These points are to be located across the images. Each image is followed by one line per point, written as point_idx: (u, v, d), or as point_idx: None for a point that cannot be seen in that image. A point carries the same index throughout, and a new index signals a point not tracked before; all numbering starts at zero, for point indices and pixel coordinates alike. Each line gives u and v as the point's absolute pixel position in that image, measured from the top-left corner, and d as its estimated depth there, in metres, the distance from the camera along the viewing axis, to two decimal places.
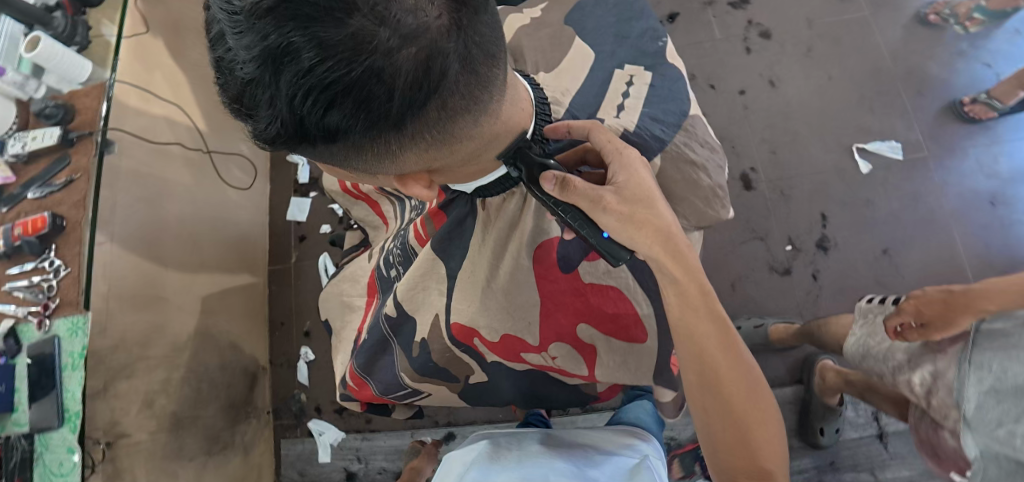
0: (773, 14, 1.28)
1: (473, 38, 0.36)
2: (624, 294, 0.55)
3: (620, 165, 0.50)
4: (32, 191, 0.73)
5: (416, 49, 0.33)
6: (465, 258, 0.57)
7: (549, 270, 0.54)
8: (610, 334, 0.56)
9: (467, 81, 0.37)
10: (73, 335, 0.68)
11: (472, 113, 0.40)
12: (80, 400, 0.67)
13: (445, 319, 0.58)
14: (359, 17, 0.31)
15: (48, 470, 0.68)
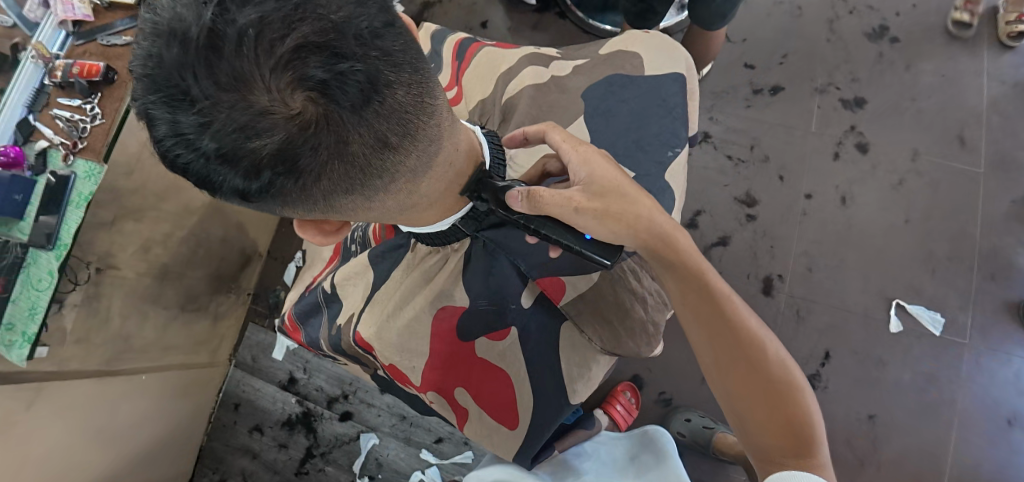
0: (880, 130, 1.18)
1: (340, 138, 0.37)
2: (511, 381, 0.60)
3: (576, 161, 0.54)
4: (101, 38, 0.78)
5: (259, 143, 0.35)
6: (391, 280, 0.62)
7: (447, 331, 0.59)
8: (485, 409, 0.61)
9: (332, 173, 0.38)
10: (86, 179, 0.75)
11: (348, 196, 0.41)
12: (74, 234, 0.75)
13: (355, 325, 0.62)
14: (205, 106, 0.33)
15: (32, 281, 0.74)
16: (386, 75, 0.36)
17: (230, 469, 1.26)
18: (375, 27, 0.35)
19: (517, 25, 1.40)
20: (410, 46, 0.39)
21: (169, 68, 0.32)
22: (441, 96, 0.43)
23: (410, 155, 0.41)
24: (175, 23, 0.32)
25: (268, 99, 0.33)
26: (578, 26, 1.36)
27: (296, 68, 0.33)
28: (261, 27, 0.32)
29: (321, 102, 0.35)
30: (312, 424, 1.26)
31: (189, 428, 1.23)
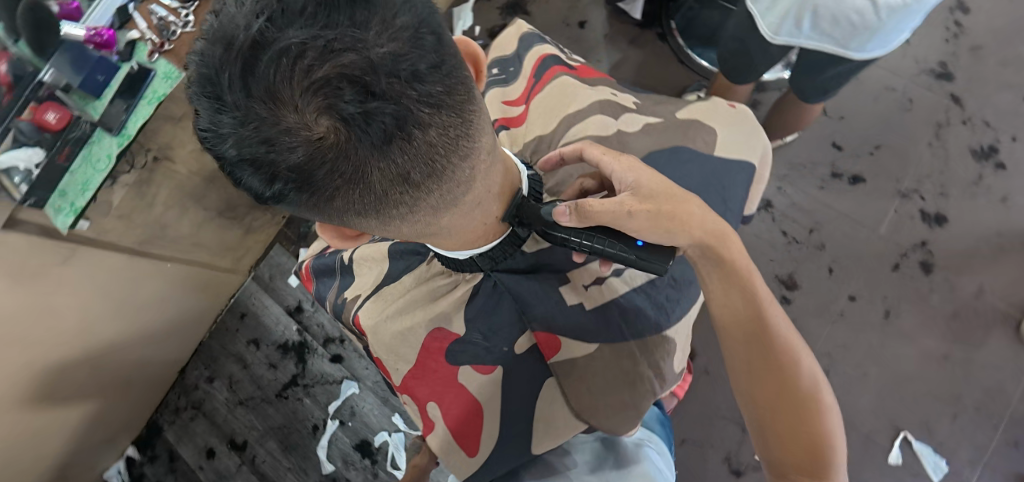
0: (951, 255, 1.10)
1: (357, 168, 0.36)
2: (480, 413, 0.60)
3: (619, 169, 0.53)
4: None
5: (280, 155, 0.35)
6: (403, 281, 0.66)
7: (436, 347, 0.61)
8: (450, 430, 0.61)
9: (347, 195, 0.38)
10: (162, 80, 0.78)
11: (361, 217, 0.41)
12: (139, 127, 0.78)
13: (356, 307, 0.69)
14: (234, 114, 0.34)
15: (91, 159, 0.77)
16: (420, 116, 0.35)
17: (220, 371, 1.34)
18: (418, 68, 0.34)
19: (615, 34, 1.36)
20: (454, 89, 0.36)
21: (211, 69, 0.33)
22: (482, 140, 0.41)
23: (429, 194, 0.40)
24: (226, 28, 0.32)
25: (294, 120, 0.33)
26: (675, 53, 1.32)
27: (326, 96, 0.32)
28: (298, 51, 0.31)
29: (344, 132, 0.34)
30: (305, 354, 1.31)
31: (196, 321, 1.30)
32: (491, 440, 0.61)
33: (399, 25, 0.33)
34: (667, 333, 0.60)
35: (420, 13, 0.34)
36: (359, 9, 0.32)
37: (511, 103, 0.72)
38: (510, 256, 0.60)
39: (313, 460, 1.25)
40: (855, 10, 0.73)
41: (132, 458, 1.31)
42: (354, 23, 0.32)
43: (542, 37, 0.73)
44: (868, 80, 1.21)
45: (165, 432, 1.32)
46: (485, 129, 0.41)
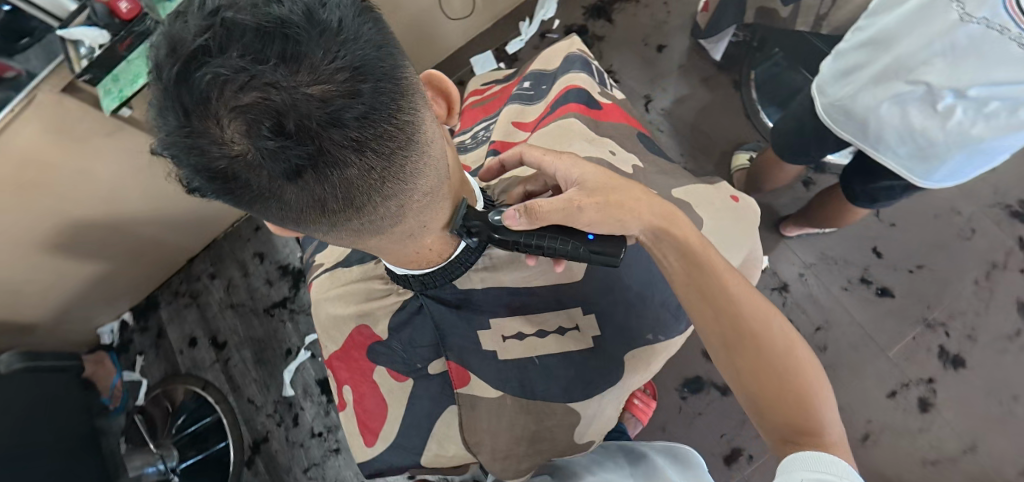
0: (956, 402, 1.03)
1: (272, 186, 0.39)
2: (383, 412, 0.68)
3: (563, 167, 0.55)
4: None
5: (202, 160, 0.38)
6: (353, 270, 0.71)
7: (361, 342, 0.68)
8: (358, 414, 0.71)
9: (267, 204, 0.42)
10: None
11: (285, 222, 0.45)
12: None
13: (314, 274, 0.77)
14: (169, 116, 0.37)
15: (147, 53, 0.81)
16: (338, 156, 0.38)
17: (222, 272, 1.44)
18: (343, 115, 0.36)
19: (691, 68, 1.32)
20: (382, 136, 0.39)
21: (157, 71, 0.37)
22: (413, 187, 0.43)
23: (347, 219, 0.43)
24: (175, 37, 0.35)
25: (215, 134, 0.37)
26: (744, 107, 1.26)
27: (247, 123, 0.35)
28: (226, 77, 0.34)
29: (259, 155, 0.37)
30: (299, 281, 1.40)
31: (214, 220, 1.39)
32: (391, 432, 0.68)
33: (329, 70, 0.35)
34: (573, 405, 0.65)
35: (357, 61, 0.36)
36: (293, 47, 0.34)
37: (521, 125, 0.71)
38: (440, 284, 0.62)
39: (278, 380, 1.34)
40: (923, 134, 0.68)
41: (127, 322, 1.46)
42: (285, 60, 0.34)
43: (580, 66, 0.71)
44: (934, 195, 1.13)
45: (161, 309, 1.45)
46: (418, 174, 0.43)
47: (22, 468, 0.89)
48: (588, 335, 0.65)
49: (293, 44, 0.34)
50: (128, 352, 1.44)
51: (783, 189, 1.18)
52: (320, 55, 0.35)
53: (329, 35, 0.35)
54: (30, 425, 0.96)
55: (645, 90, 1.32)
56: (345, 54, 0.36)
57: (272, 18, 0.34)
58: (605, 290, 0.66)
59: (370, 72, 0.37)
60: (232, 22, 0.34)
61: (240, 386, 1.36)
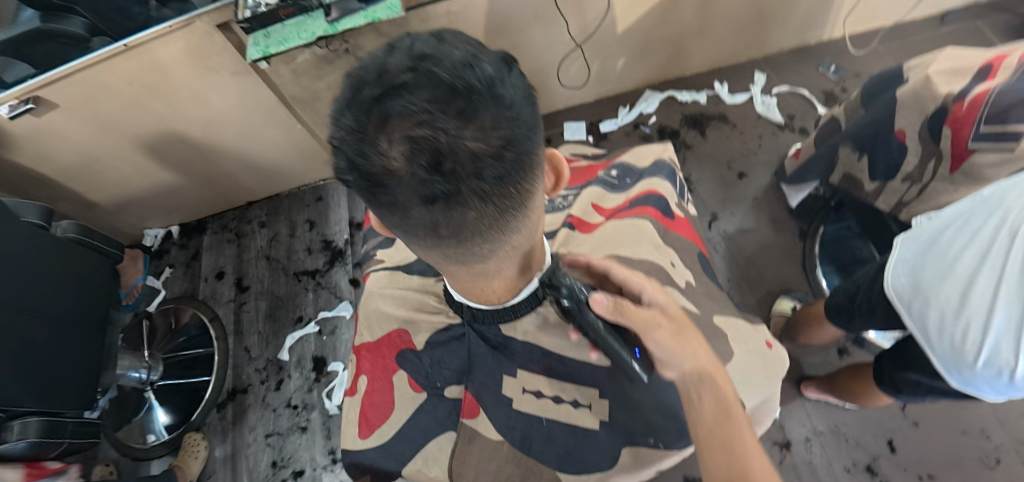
0: None
1: (402, 203, 0.45)
2: (387, 414, 0.70)
3: (646, 290, 0.57)
4: None
5: (356, 164, 0.43)
6: (412, 279, 0.77)
7: (397, 343, 0.73)
8: (361, 407, 0.72)
9: (388, 212, 0.47)
10: (386, 8, 0.91)
11: (391, 228, 0.50)
12: (344, 29, 0.91)
13: (372, 268, 0.82)
14: (346, 120, 0.42)
15: (303, 26, 0.93)
16: (468, 199, 0.44)
17: (272, 224, 1.53)
18: (486, 171, 0.42)
19: (764, 203, 1.35)
20: (506, 193, 0.45)
21: (355, 82, 0.42)
22: (508, 239, 0.49)
23: (444, 246, 0.49)
24: (382, 67, 0.41)
25: (379, 149, 0.42)
26: (803, 257, 1.27)
27: (410, 151, 0.41)
28: (411, 113, 0.40)
29: (407, 177, 0.42)
30: (336, 260, 1.46)
31: (287, 176, 1.51)
32: (387, 434, 0.69)
33: (492, 134, 0.41)
34: (561, 475, 0.66)
35: (516, 134, 0.42)
36: (473, 108, 0.40)
37: (599, 209, 0.76)
38: (487, 323, 0.67)
39: (279, 341, 1.38)
40: (957, 345, 0.69)
41: (171, 233, 1.57)
42: (461, 115, 0.40)
43: (667, 175, 0.76)
44: (967, 411, 1.09)
45: (205, 235, 1.55)
46: (516, 227, 0.49)
47: (34, 319, 0.97)
48: (596, 418, 0.67)
49: (473, 107, 0.40)
50: (160, 261, 1.53)
51: (815, 349, 1.17)
52: (490, 121, 0.41)
53: (503, 107, 0.41)
54: (54, 288, 1.03)
55: (715, 208, 1.36)
56: (509, 125, 0.42)
57: (466, 82, 0.40)
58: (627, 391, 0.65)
59: (519, 145, 0.43)
60: (434, 73, 0.40)
61: (244, 332, 1.41)
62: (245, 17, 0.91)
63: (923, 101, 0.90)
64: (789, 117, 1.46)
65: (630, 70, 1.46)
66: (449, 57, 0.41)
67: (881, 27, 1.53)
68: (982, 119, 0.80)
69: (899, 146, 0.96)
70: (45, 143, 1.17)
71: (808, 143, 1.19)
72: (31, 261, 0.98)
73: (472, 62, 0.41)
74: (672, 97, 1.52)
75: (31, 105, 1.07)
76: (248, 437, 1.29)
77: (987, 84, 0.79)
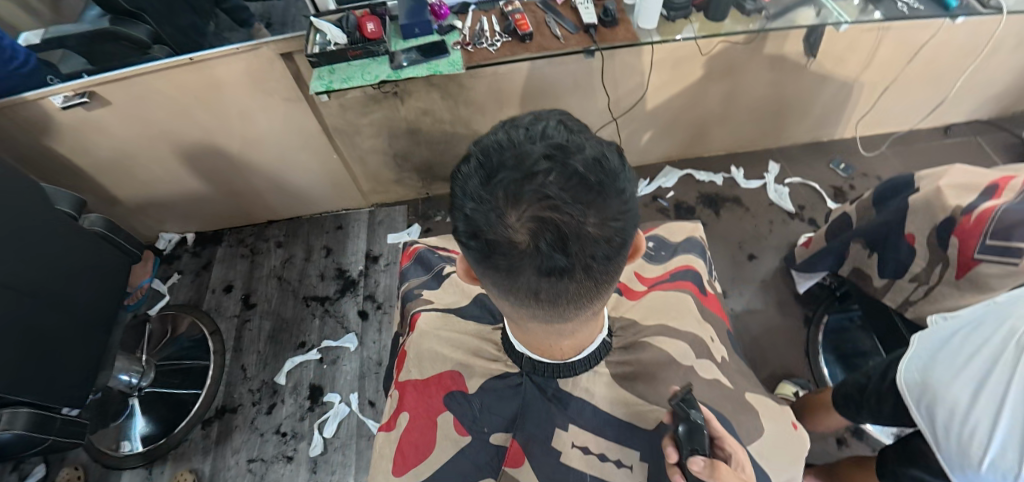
0: None
1: (515, 270, 0.48)
2: (426, 459, 0.62)
3: (733, 451, 0.56)
4: (550, 17, 1.01)
5: (482, 231, 0.46)
6: (468, 324, 0.72)
7: (446, 381, 0.66)
8: (397, 445, 0.65)
9: (496, 275, 0.50)
10: (448, 63, 0.98)
11: (489, 285, 0.53)
12: (404, 77, 0.97)
13: (423, 307, 0.77)
14: (482, 193, 0.45)
15: (365, 69, 0.99)
16: (576, 274, 0.47)
17: (289, 245, 1.55)
18: (598, 252, 0.46)
19: (771, 285, 1.40)
20: (606, 271, 0.49)
21: (494, 160, 0.45)
22: (594, 308, 0.53)
23: (537, 310, 0.52)
24: (521, 151, 0.44)
25: (507, 223, 0.45)
26: (807, 344, 1.30)
27: (538, 228, 0.44)
28: (545, 197, 0.43)
29: (527, 249, 0.46)
30: (348, 289, 1.46)
31: (312, 201, 1.55)
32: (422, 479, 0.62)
33: (610, 222, 0.45)
34: None
35: (628, 222, 0.46)
36: (599, 200, 0.44)
37: (641, 278, 0.78)
38: (544, 376, 0.61)
39: (278, 364, 1.36)
40: (964, 445, 0.71)
41: (186, 240, 1.57)
42: (589, 204, 0.44)
43: (700, 253, 0.81)
44: None
45: (220, 247, 1.55)
46: (602, 298, 0.53)
47: (49, 304, 0.97)
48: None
49: (600, 199, 0.44)
50: (170, 266, 1.53)
51: (815, 437, 1.18)
52: (612, 211, 0.45)
53: (622, 199, 0.45)
54: (64, 278, 1.01)
55: (724, 285, 1.41)
56: (625, 215, 0.46)
57: (598, 176, 0.44)
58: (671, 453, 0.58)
59: (627, 231, 0.47)
60: (571, 165, 0.43)
61: (243, 349, 1.38)
62: (315, 53, 0.97)
63: (933, 210, 0.96)
64: (799, 207, 1.53)
65: (654, 145, 1.56)
66: (583, 150, 0.44)
67: (886, 134, 1.65)
68: (988, 232, 0.86)
69: (908, 249, 1.01)
70: (89, 135, 1.21)
71: (819, 235, 1.25)
72: (43, 249, 0.97)
73: (602, 156, 0.44)
74: (690, 175, 1.61)
75: (84, 98, 1.11)
76: (229, 461, 1.23)
77: (994, 201, 0.87)
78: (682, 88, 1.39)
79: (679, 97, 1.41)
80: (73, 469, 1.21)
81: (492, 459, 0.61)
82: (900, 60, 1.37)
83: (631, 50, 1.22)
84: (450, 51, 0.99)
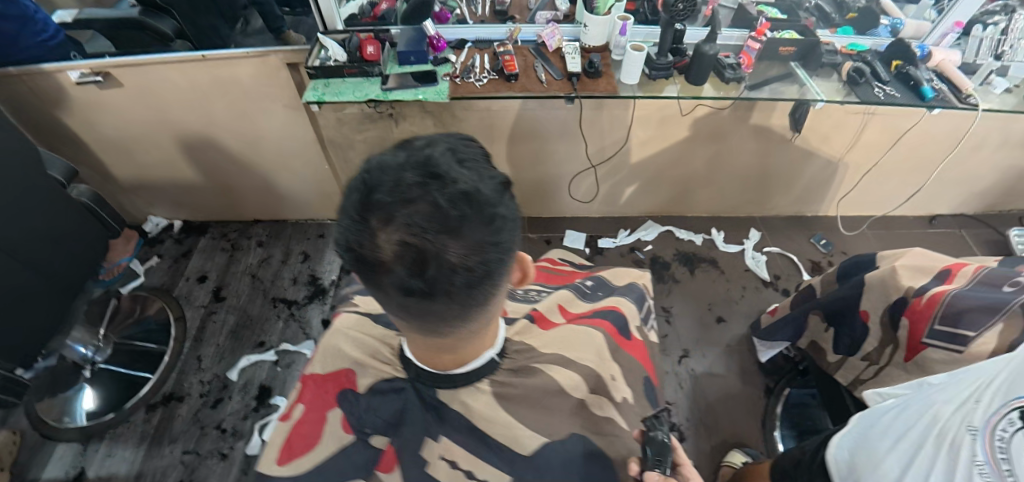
0: None
1: (381, 285, 0.49)
2: (309, 452, 0.60)
3: None
4: (539, 63, 1.07)
5: (353, 246, 0.48)
6: (376, 327, 0.70)
7: (343, 377, 0.64)
8: (284, 438, 0.62)
9: (369, 288, 0.52)
10: (435, 92, 1.03)
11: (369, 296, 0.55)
12: (391, 99, 1.03)
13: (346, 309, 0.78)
14: (356, 211, 0.47)
15: (358, 87, 1.04)
16: (439, 296, 0.49)
17: (269, 246, 1.59)
18: (460, 279, 0.48)
19: (735, 351, 1.39)
20: (474, 298, 0.50)
21: (371, 180, 0.47)
22: (465, 333, 0.55)
23: (408, 324, 0.53)
24: (398, 176, 0.46)
25: (376, 241, 0.47)
26: (764, 416, 1.28)
27: (401, 250, 0.46)
28: (412, 222, 0.45)
29: (392, 268, 0.48)
30: (316, 297, 1.48)
31: (299, 206, 1.59)
32: (302, 470, 0.59)
33: (474, 252, 0.47)
34: None
35: (492, 256, 0.48)
36: (463, 230, 0.46)
37: (564, 310, 0.78)
38: (426, 385, 0.60)
39: (234, 359, 1.36)
40: None
41: (173, 227, 1.62)
42: (452, 233, 0.46)
43: (631, 297, 0.82)
44: None
45: (204, 238, 1.60)
46: (475, 322, 0.54)
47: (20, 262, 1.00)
48: None
49: (462, 231, 0.46)
50: (152, 249, 1.56)
51: None
52: (472, 243, 0.47)
53: (488, 233, 0.47)
54: (26, 243, 1.01)
55: (687, 345, 1.40)
56: (487, 248, 0.48)
57: (462, 209, 0.46)
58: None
59: (492, 262, 0.49)
60: (439, 195, 0.45)
61: (203, 340, 1.39)
62: (314, 66, 1.04)
63: (887, 289, 0.96)
64: (774, 277, 1.54)
65: (637, 199, 1.61)
66: (456, 182, 0.46)
67: (870, 216, 1.67)
68: (936, 317, 0.87)
69: (862, 327, 1.00)
70: (98, 112, 1.27)
71: (786, 304, 1.23)
72: (19, 210, 0.99)
73: (475, 190, 0.46)
74: (670, 232, 1.64)
75: (99, 78, 1.18)
76: (164, 450, 1.21)
77: (945, 286, 0.88)
78: (667, 147, 1.44)
79: (664, 155, 1.46)
80: (11, 434, 1.20)
81: (367, 463, 0.58)
82: (882, 146, 1.42)
83: (618, 104, 1.29)
84: (439, 81, 1.04)
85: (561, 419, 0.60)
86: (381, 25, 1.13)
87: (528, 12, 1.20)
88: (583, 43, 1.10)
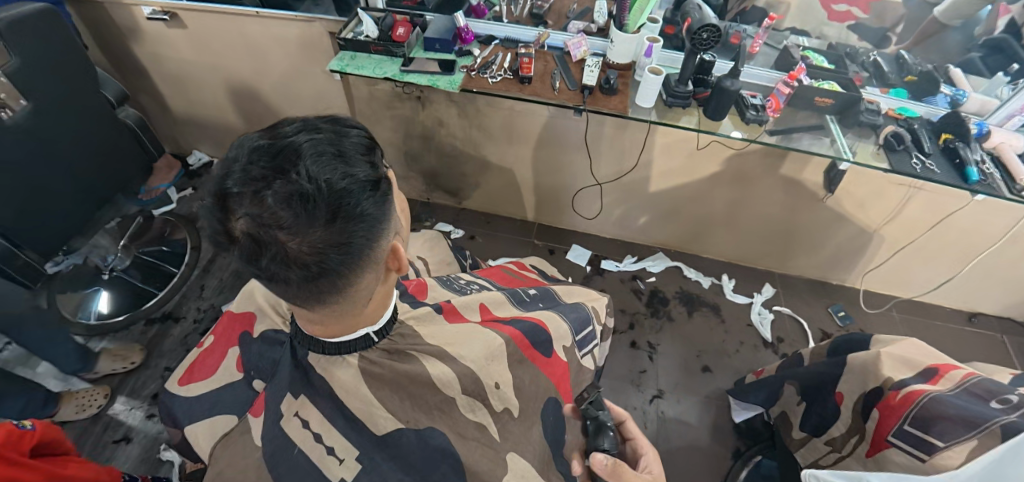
0: None
1: (237, 262, 0.55)
2: (206, 378, 0.68)
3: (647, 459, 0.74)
4: (557, 71, 1.07)
5: (210, 225, 0.53)
6: None
7: (244, 320, 0.71)
8: (190, 363, 0.71)
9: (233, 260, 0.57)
10: (448, 81, 1.05)
11: None
12: (406, 80, 1.06)
13: None
14: (212, 193, 0.52)
15: (380, 64, 1.08)
16: (284, 283, 0.54)
17: None
18: (298, 272, 0.52)
19: (713, 404, 1.32)
20: (320, 289, 0.55)
21: (228, 167, 0.51)
22: (323, 317, 0.59)
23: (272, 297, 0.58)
24: (247, 167, 0.50)
25: (225, 223, 0.52)
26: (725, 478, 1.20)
27: (244, 237, 0.51)
28: (251, 213, 0.50)
29: (240, 249, 0.53)
30: None
31: None
32: (197, 392, 0.67)
33: (309, 249, 0.51)
34: None
35: (330, 255, 0.52)
36: (299, 229, 0.50)
37: (484, 310, 0.79)
38: (302, 345, 0.63)
39: (230, 296, 1.46)
40: None
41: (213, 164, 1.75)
42: (288, 230, 0.50)
43: (558, 313, 0.81)
44: None
45: None
46: (328, 309, 0.57)
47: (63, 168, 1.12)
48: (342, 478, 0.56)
49: (295, 228, 0.50)
50: (190, 181, 1.70)
51: None
52: (306, 240, 0.51)
53: (325, 232, 0.51)
54: (68, 151, 1.12)
55: (663, 386, 1.35)
56: (325, 247, 0.51)
57: (297, 208, 0.50)
58: (387, 463, 0.58)
59: (332, 261, 0.52)
60: (278, 192, 0.49)
61: (209, 272, 1.50)
62: (345, 37, 1.08)
63: (867, 375, 0.88)
64: (777, 338, 1.44)
65: (649, 228, 1.57)
66: (299, 181, 0.49)
67: (901, 297, 1.54)
68: (908, 417, 0.78)
69: (834, 408, 0.93)
70: (162, 48, 1.40)
71: (773, 366, 1.15)
72: (70, 120, 1.11)
73: (316, 192, 0.50)
74: (677, 268, 1.58)
75: (166, 17, 1.28)
76: (150, 362, 1.31)
77: (928, 385, 0.80)
78: (687, 180, 1.39)
79: (683, 188, 1.42)
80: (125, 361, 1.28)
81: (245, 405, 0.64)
82: (922, 224, 1.30)
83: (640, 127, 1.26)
84: (456, 71, 1.07)
85: (424, 410, 0.62)
86: (418, 10, 1.17)
87: (565, 20, 1.19)
88: (607, 59, 1.09)
